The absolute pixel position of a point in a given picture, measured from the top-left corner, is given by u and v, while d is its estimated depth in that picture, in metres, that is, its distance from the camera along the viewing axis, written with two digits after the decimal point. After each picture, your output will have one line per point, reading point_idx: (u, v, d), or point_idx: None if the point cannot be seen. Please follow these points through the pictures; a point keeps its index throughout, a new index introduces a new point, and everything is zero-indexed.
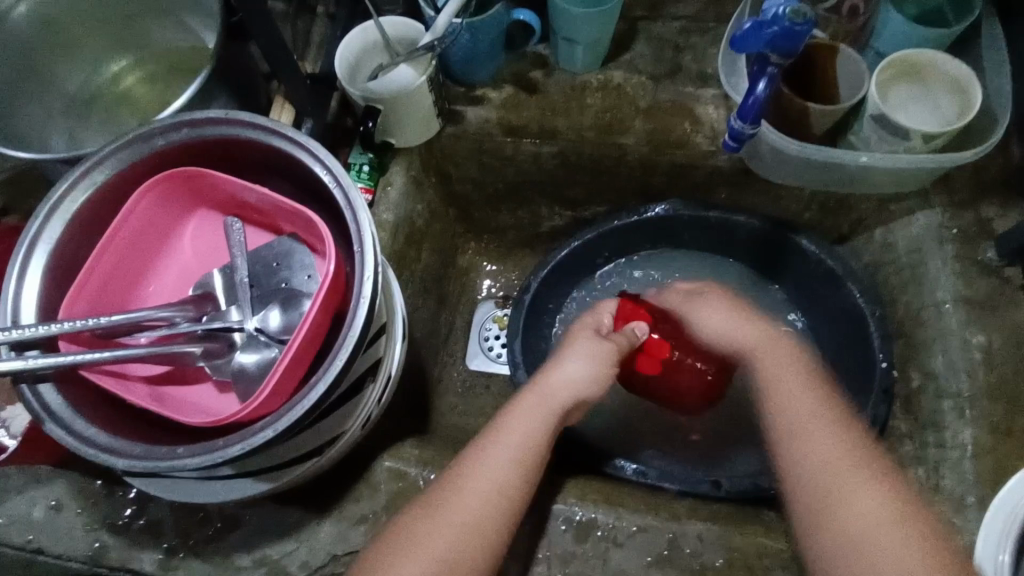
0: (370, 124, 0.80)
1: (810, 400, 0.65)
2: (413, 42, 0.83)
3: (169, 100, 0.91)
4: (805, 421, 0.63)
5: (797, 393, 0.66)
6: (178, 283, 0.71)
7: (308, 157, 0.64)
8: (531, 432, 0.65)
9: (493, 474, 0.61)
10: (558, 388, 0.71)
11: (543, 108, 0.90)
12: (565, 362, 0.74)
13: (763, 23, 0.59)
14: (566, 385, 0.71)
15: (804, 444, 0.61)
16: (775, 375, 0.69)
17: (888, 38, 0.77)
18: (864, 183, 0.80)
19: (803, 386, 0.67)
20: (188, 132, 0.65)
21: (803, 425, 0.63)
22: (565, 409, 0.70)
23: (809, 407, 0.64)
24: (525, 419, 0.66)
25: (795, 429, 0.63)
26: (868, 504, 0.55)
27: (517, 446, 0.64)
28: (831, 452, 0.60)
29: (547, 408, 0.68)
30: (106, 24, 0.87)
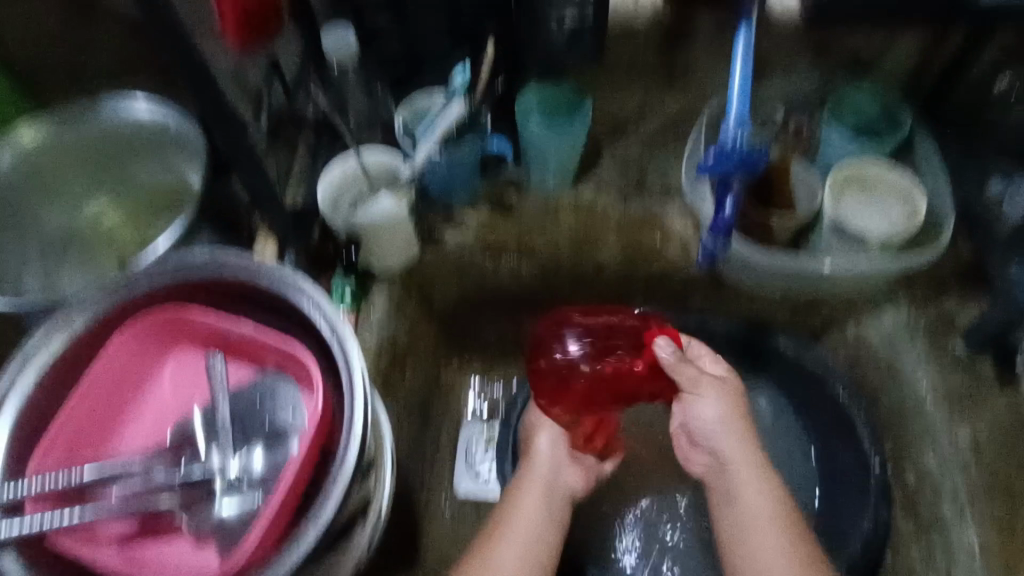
0: (352, 254, 0.85)
1: (767, 482, 0.72)
2: (390, 174, 0.85)
3: (149, 235, 0.92)
4: (743, 513, 0.71)
5: (750, 478, 0.72)
6: (155, 426, 0.67)
7: (294, 293, 0.65)
8: (533, 523, 0.76)
9: (499, 564, 0.71)
10: (541, 467, 0.82)
11: (519, 229, 0.93)
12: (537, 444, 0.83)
13: (722, 151, 0.63)
14: (546, 465, 0.82)
15: (757, 534, 0.69)
16: (729, 452, 0.74)
17: (832, 153, 0.84)
18: (830, 284, 0.84)
19: (739, 464, 0.73)
20: (173, 275, 0.67)
21: (770, 540, 0.68)
22: (557, 482, 0.82)
23: (754, 507, 0.71)
24: (524, 507, 0.78)
25: (749, 517, 0.70)
26: None
27: (531, 512, 0.77)
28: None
29: (538, 488, 0.80)
30: (93, 167, 0.89)
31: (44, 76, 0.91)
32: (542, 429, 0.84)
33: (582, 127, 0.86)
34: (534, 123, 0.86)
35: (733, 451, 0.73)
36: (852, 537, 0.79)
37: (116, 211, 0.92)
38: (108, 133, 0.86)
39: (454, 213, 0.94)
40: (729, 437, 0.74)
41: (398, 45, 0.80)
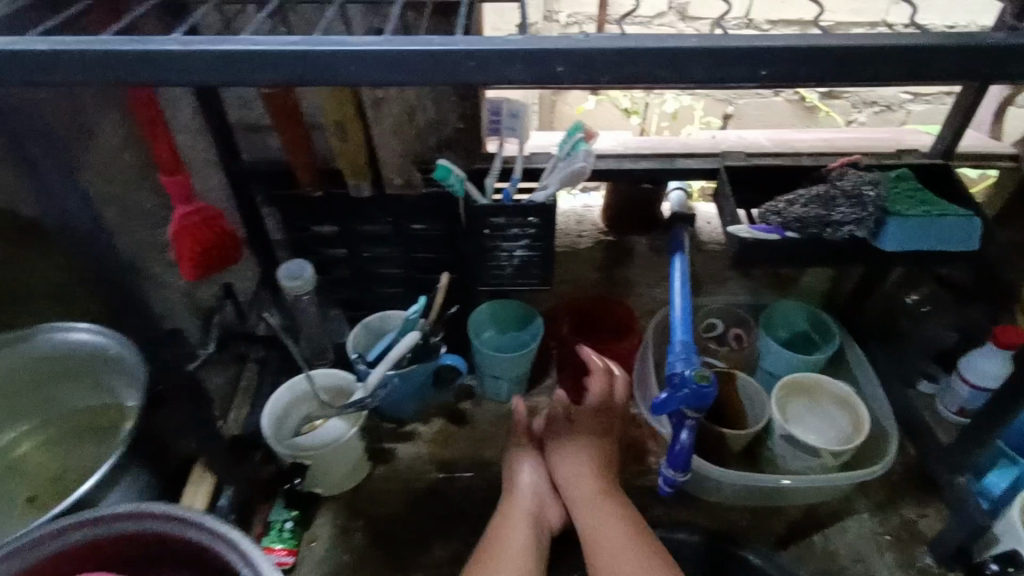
0: (297, 481, 0.77)
1: (620, 535, 0.67)
2: (341, 392, 0.84)
3: (67, 466, 0.84)
4: (609, 551, 0.65)
5: (608, 533, 0.67)
6: None
7: (226, 548, 0.58)
8: (517, 557, 0.67)
9: None
10: (519, 498, 0.73)
11: (473, 440, 0.92)
12: (520, 480, 0.75)
13: (674, 386, 0.65)
14: (527, 499, 0.73)
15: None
16: (577, 497, 0.72)
17: (772, 361, 0.87)
18: (792, 495, 0.82)
19: (595, 511, 0.70)
20: (88, 531, 0.59)
21: (620, 544, 0.65)
22: (539, 519, 0.72)
23: (604, 525, 0.68)
24: (509, 541, 0.68)
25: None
26: None
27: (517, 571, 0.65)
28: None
29: (523, 525, 0.70)
30: (15, 394, 0.84)
31: None
32: (520, 464, 0.77)
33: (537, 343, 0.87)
34: (491, 334, 0.90)
35: (574, 484, 0.73)
36: None
37: (33, 438, 0.86)
38: (42, 358, 0.82)
39: (406, 425, 0.93)
40: (583, 438, 0.77)
41: (356, 272, 0.83)
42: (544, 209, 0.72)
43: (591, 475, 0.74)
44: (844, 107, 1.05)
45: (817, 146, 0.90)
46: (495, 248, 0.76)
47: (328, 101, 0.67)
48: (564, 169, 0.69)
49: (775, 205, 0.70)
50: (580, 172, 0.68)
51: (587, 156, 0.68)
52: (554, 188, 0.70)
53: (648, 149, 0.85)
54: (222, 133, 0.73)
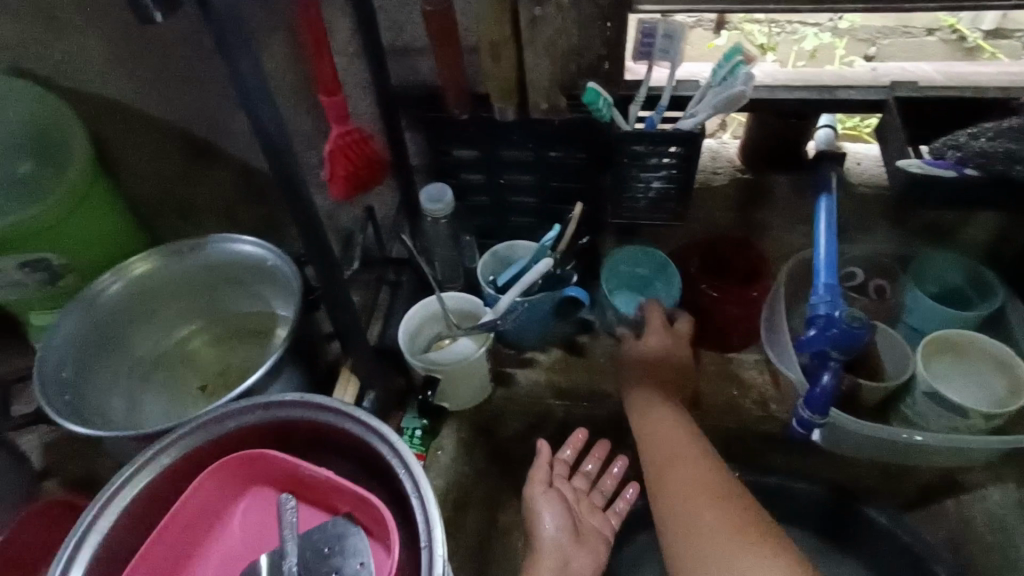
0: (430, 394, 0.83)
1: (705, 478, 0.71)
2: (470, 314, 0.88)
3: (231, 361, 0.95)
4: (675, 465, 0.73)
5: (671, 441, 0.76)
6: (222, 570, 0.66)
7: (378, 441, 0.64)
8: None
9: None
10: (547, 548, 0.74)
11: (592, 372, 0.94)
12: (539, 523, 0.77)
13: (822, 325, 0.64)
14: (553, 549, 0.74)
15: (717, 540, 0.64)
16: (659, 446, 0.76)
17: (920, 316, 0.82)
18: (931, 457, 0.77)
19: (677, 462, 0.73)
20: (260, 414, 0.67)
21: (683, 458, 0.73)
22: (568, 565, 0.74)
23: (667, 441, 0.76)
24: None
25: (702, 529, 0.65)
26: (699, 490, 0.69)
27: None
28: (695, 485, 0.70)
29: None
30: (189, 296, 0.95)
31: (158, 207, 0.99)
32: (546, 511, 0.78)
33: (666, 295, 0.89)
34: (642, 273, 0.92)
35: (654, 429, 0.78)
36: None
37: (202, 334, 0.97)
38: (212, 266, 0.92)
39: (526, 352, 0.96)
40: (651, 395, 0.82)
41: (490, 199, 0.85)
42: (690, 137, 0.70)
43: (675, 426, 0.77)
44: (1011, 47, 0.88)
45: (996, 79, 0.80)
46: (633, 177, 0.76)
47: (485, 14, 0.67)
48: (718, 95, 0.67)
49: (954, 139, 0.66)
50: (738, 98, 0.65)
51: (748, 79, 0.65)
52: (705, 116, 0.68)
53: (801, 79, 0.79)
54: (372, 55, 0.76)
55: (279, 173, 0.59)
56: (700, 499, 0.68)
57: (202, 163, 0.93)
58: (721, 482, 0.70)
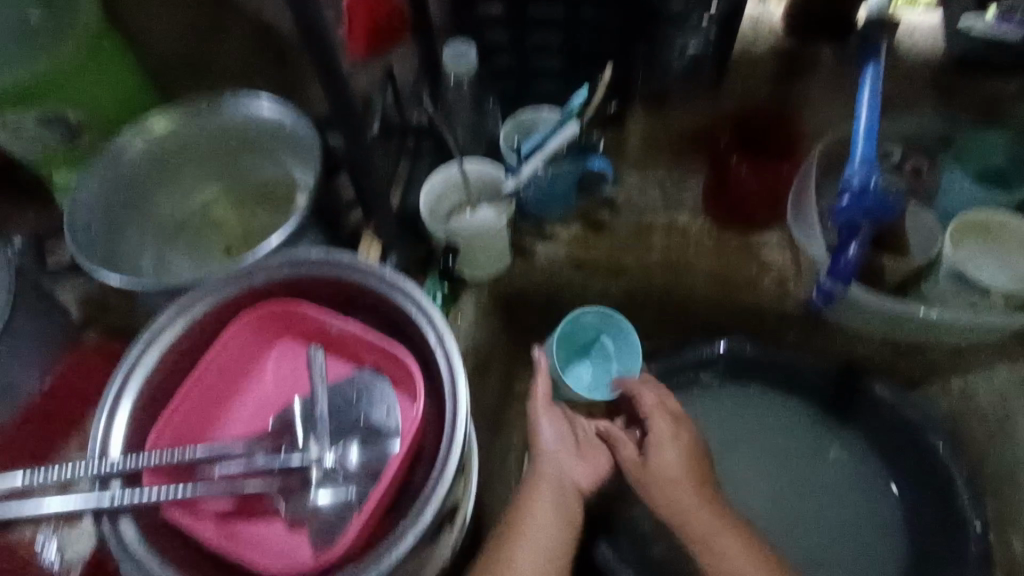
0: (450, 261, 0.85)
1: (717, 532, 0.70)
2: (490, 184, 0.87)
3: (253, 226, 0.96)
4: (674, 494, 0.74)
5: (671, 472, 0.75)
6: (256, 413, 0.70)
7: (403, 298, 0.66)
8: (544, 526, 0.69)
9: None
10: (546, 461, 0.76)
11: (611, 246, 0.92)
12: (545, 437, 0.78)
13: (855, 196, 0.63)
14: (552, 463, 0.76)
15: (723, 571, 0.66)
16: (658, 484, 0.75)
17: (954, 197, 0.80)
18: (944, 335, 0.78)
19: (676, 483, 0.74)
20: (287, 270, 0.69)
21: (686, 490, 0.74)
22: (564, 478, 0.75)
23: (673, 468, 0.75)
24: (536, 512, 0.70)
25: (711, 561, 0.68)
26: (711, 531, 0.70)
27: (539, 548, 0.68)
28: (700, 516, 0.71)
29: (548, 486, 0.73)
30: (207, 158, 0.94)
31: (168, 64, 0.95)
32: (545, 421, 0.79)
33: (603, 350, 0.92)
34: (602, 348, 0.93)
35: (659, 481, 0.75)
36: None
37: (223, 198, 0.98)
38: (231, 129, 0.90)
39: (546, 226, 0.95)
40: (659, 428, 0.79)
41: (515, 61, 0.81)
42: None
43: (675, 467, 0.76)
44: None
45: None
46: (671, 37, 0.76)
47: None
48: None
49: None
50: None
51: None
52: None
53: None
54: None
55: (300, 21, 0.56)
56: (718, 541, 0.69)
57: (224, 14, 0.90)
58: (722, 518, 0.71)
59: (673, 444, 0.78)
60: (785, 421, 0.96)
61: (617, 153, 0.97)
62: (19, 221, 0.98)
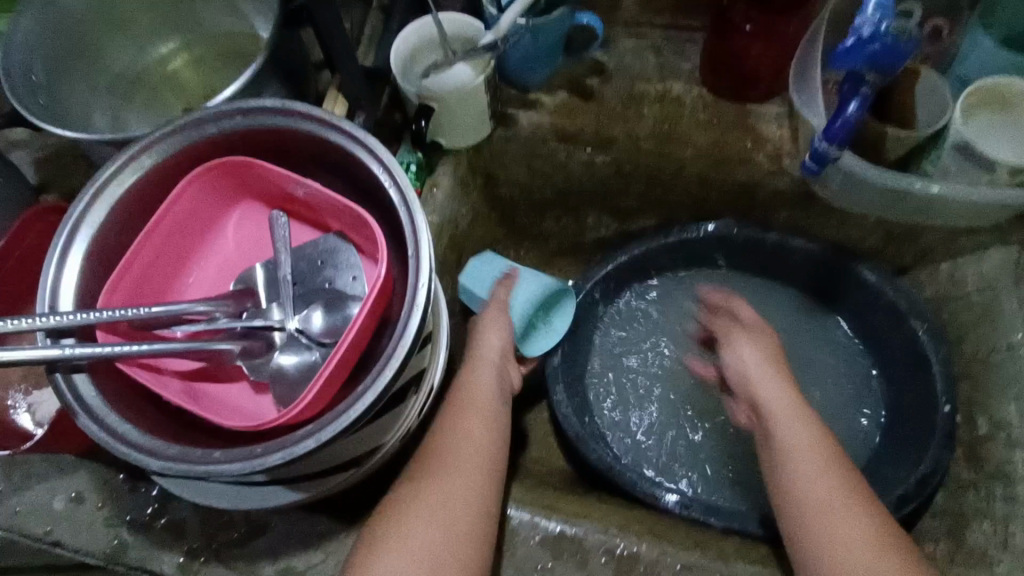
0: (422, 124, 0.77)
1: (817, 452, 0.62)
2: (469, 39, 0.80)
3: (216, 86, 0.90)
4: (827, 525, 0.56)
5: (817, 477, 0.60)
6: (220, 276, 0.68)
7: (367, 155, 0.61)
8: (490, 399, 0.70)
9: (470, 437, 0.65)
10: (487, 351, 0.75)
11: (599, 115, 0.87)
12: (487, 336, 0.77)
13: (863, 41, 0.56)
14: (495, 354, 0.75)
15: (824, 509, 0.57)
16: (774, 408, 0.66)
17: (972, 63, 0.73)
18: (940, 214, 0.74)
19: (831, 503, 0.58)
20: (242, 121, 0.63)
21: (820, 472, 0.60)
22: (501, 369, 0.75)
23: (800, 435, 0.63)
24: (479, 388, 0.71)
25: (817, 491, 0.59)
26: (849, 533, 0.55)
27: (484, 418, 0.68)
28: (836, 500, 0.58)
29: (489, 369, 0.73)
30: (159, 7, 0.86)
31: None
32: (490, 323, 0.77)
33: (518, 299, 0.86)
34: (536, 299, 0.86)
35: (774, 406, 0.67)
36: (903, 475, 0.74)
37: (183, 55, 0.91)
38: None
39: (531, 93, 0.89)
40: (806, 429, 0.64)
41: None
42: None
43: (772, 380, 0.70)
44: None
45: None
46: None
47: None
48: None
49: None
50: None
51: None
52: None
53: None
54: None
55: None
56: (854, 550, 0.54)
57: None
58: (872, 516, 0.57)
59: (762, 369, 0.71)
60: (744, 314, 0.95)
61: (613, 12, 0.91)
62: None
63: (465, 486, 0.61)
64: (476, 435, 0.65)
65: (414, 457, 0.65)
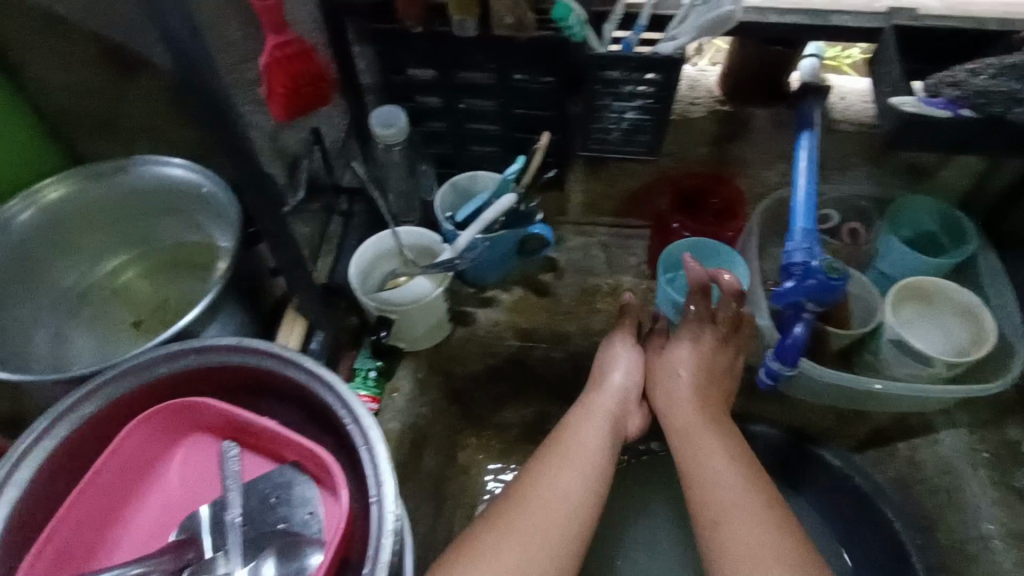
0: (384, 335, 0.78)
1: (729, 458, 0.66)
2: (427, 250, 0.82)
3: (167, 297, 0.89)
4: (735, 542, 0.59)
5: (728, 487, 0.63)
6: (159, 523, 0.62)
7: (325, 389, 0.59)
8: (594, 442, 0.69)
9: (558, 493, 0.64)
10: (614, 384, 0.75)
11: (554, 311, 0.89)
12: (609, 376, 0.76)
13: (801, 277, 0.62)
14: (612, 397, 0.74)
15: (720, 502, 0.62)
16: (690, 418, 0.70)
17: (891, 261, 0.80)
18: (889, 402, 0.77)
19: (737, 511, 0.61)
20: (194, 359, 0.61)
21: (730, 492, 0.63)
22: (620, 415, 0.74)
23: (710, 459, 0.66)
24: (585, 433, 0.70)
25: (710, 486, 0.64)
26: (757, 546, 0.58)
27: (582, 469, 0.66)
28: (743, 517, 0.60)
29: (602, 415, 0.72)
30: (113, 225, 0.86)
31: (72, 124, 0.90)
32: (614, 364, 0.77)
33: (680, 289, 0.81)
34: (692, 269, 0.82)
35: (686, 419, 0.70)
36: None
37: (134, 268, 0.90)
38: (142, 191, 0.83)
39: (487, 291, 0.91)
40: (722, 453, 0.66)
41: (447, 125, 0.77)
42: (671, 64, 0.63)
43: (693, 397, 0.72)
44: None
45: None
46: (605, 106, 0.70)
47: None
48: (705, 16, 0.58)
49: (954, 76, 0.62)
50: (726, 17, 0.57)
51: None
52: (686, 41, 0.60)
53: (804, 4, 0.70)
54: None
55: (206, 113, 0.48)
56: (757, 565, 0.57)
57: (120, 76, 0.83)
58: (776, 521, 0.60)
59: (693, 383, 0.73)
60: None
61: (560, 212, 0.95)
62: None
63: (536, 546, 0.60)
64: (564, 489, 0.64)
65: (498, 506, 0.64)
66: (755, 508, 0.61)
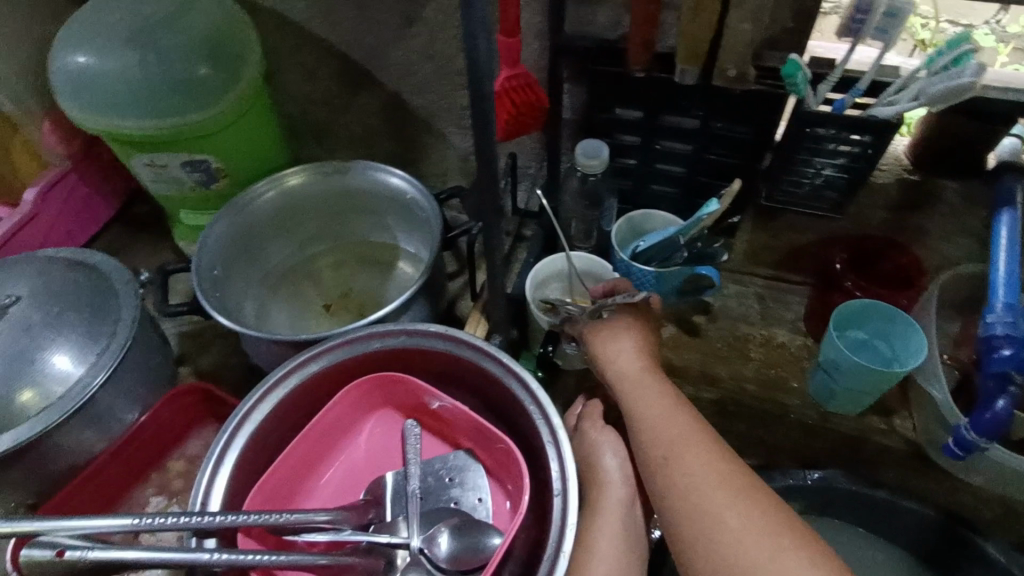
0: (550, 347, 0.82)
1: (668, 425, 0.57)
2: (597, 276, 0.86)
3: (351, 286, 0.98)
4: (721, 538, 0.48)
5: (687, 470, 0.53)
6: (348, 482, 0.70)
7: (517, 385, 0.65)
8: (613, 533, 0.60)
9: None
10: (607, 468, 0.65)
11: (707, 354, 0.91)
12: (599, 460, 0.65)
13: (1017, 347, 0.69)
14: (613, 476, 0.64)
15: (669, 458, 0.55)
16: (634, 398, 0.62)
17: None
18: None
19: (704, 489, 0.51)
20: (402, 339, 0.69)
21: (690, 465, 0.53)
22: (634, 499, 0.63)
23: (662, 430, 0.57)
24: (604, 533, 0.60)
25: (655, 453, 0.56)
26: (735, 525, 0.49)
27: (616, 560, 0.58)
28: (708, 494, 0.51)
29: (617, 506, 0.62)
30: (321, 217, 0.97)
31: (293, 128, 1.01)
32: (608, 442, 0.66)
33: (854, 331, 0.82)
34: (862, 330, 0.82)
35: (636, 393, 0.62)
36: None
37: (327, 257, 1.01)
38: (353, 191, 0.93)
39: None
40: (673, 423, 0.57)
41: (639, 161, 0.83)
42: (883, 126, 0.66)
43: (646, 383, 0.63)
44: None
45: None
46: (805, 161, 0.73)
47: None
48: (938, 85, 0.59)
49: None
50: (962, 90, 0.58)
51: (977, 72, 0.58)
52: (906, 107, 0.63)
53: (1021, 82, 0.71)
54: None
55: (476, 134, 0.56)
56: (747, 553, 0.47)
57: (349, 91, 0.92)
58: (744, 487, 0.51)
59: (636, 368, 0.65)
60: None
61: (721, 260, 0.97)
62: (145, 258, 1.05)
63: None
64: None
65: None
66: (707, 458, 0.54)
